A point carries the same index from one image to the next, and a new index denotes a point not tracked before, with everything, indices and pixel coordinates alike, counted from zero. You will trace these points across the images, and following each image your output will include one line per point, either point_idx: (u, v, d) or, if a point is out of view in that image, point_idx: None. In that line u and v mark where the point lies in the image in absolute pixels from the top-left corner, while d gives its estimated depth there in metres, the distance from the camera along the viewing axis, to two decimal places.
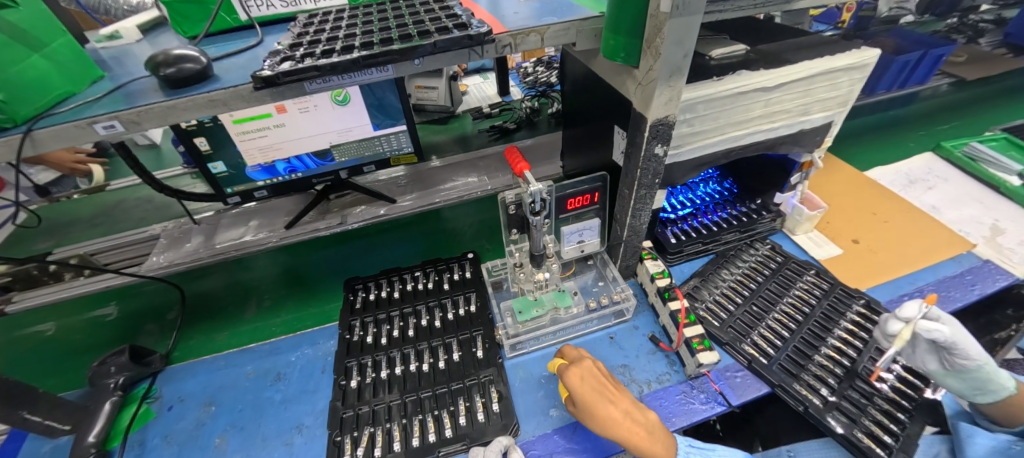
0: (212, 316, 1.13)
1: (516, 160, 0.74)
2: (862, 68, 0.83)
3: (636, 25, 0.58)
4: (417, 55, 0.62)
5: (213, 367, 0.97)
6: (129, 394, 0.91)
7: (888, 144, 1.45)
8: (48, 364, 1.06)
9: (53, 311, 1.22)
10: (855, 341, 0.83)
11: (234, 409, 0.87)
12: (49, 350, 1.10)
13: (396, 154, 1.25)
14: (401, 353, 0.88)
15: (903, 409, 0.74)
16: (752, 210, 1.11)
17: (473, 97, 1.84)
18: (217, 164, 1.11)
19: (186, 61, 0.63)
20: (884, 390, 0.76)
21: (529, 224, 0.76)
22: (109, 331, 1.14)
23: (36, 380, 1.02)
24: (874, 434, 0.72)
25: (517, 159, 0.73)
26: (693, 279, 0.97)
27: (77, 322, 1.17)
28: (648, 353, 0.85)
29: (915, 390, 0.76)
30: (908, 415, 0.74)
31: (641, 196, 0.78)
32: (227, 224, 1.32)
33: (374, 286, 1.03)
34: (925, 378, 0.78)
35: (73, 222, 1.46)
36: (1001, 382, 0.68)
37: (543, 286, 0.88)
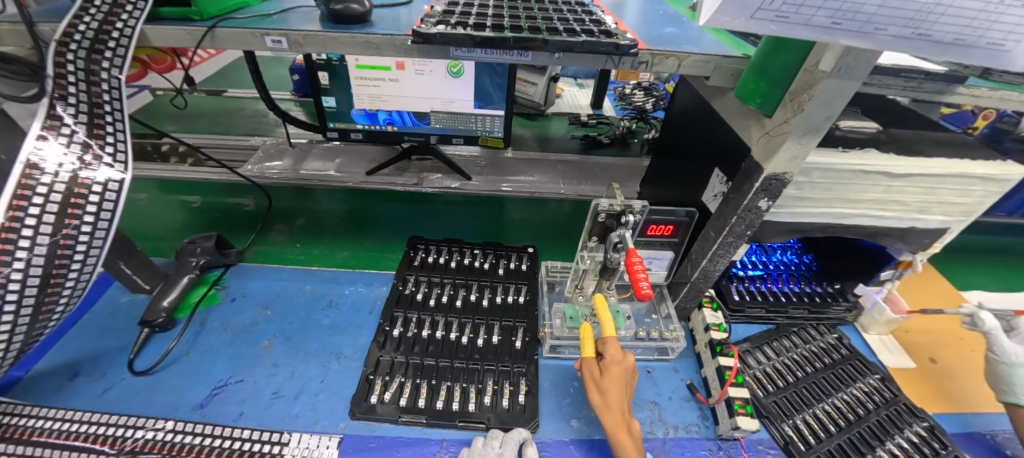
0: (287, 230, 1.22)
1: (638, 279, 0.58)
2: (1004, 182, 0.77)
3: (783, 74, 0.58)
4: (558, 48, 0.63)
5: (276, 276, 1.05)
6: (203, 276, 1.01)
7: (995, 270, 1.33)
8: (160, 229, 1.19)
9: (175, 186, 1.37)
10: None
11: (286, 319, 0.94)
12: (163, 217, 1.23)
13: (486, 134, 1.29)
14: (445, 319, 0.91)
15: None
16: (827, 292, 1.05)
17: (566, 102, 1.87)
18: (329, 99, 1.20)
19: (352, 3, 0.69)
20: None
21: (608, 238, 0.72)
22: (211, 218, 1.26)
23: (148, 239, 1.15)
24: None
25: (642, 268, 0.58)
26: (747, 342, 0.94)
27: (197, 201, 1.31)
28: (682, 400, 0.83)
29: None
30: None
31: (726, 243, 0.76)
32: (317, 155, 1.44)
33: (434, 250, 1.07)
34: None
35: (192, 115, 1.63)
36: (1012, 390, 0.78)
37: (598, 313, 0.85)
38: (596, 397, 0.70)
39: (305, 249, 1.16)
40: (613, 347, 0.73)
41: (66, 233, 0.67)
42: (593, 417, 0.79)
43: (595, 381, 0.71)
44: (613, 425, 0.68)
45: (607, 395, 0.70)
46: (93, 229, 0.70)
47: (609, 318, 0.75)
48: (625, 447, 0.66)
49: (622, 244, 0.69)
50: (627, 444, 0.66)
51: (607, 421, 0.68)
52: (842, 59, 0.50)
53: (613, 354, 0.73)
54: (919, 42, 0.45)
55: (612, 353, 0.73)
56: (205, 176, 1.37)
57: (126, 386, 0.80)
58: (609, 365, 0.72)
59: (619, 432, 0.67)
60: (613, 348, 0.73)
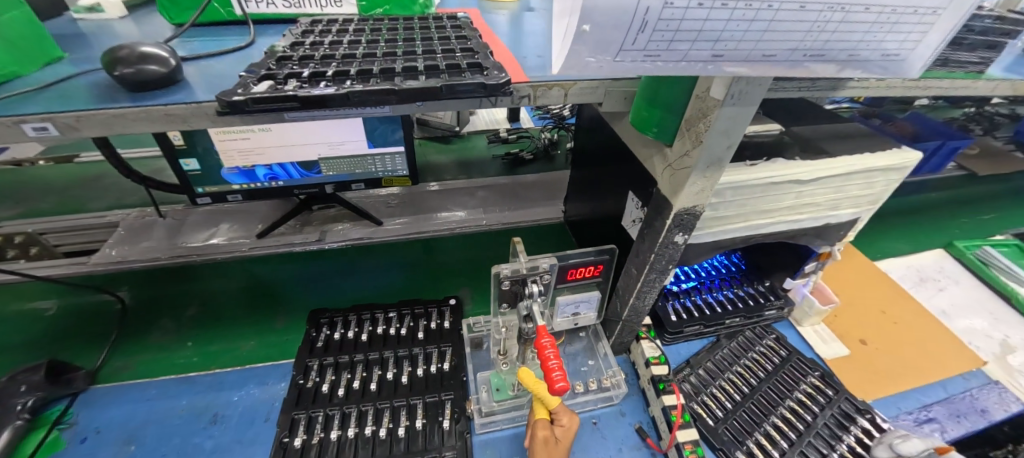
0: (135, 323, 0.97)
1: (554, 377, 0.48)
2: (902, 169, 0.77)
3: (675, 101, 0.51)
4: (420, 97, 0.52)
5: (143, 395, 0.85)
6: (40, 417, 0.79)
7: (899, 232, 1.41)
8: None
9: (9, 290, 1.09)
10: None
11: (156, 452, 0.76)
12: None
13: (389, 174, 1.16)
14: (358, 410, 0.77)
15: None
16: (760, 292, 1.04)
17: (481, 118, 1.77)
18: (189, 161, 1.01)
19: (151, 63, 0.54)
20: None
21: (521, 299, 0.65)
22: (52, 327, 0.99)
23: None
24: None
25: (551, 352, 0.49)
26: (689, 366, 0.89)
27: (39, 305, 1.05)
28: (632, 449, 0.76)
29: None
30: None
31: (650, 279, 0.69)
32: (195, 222, 1.22)
33: (342, 321, 0.93)
34: None
35: (31, 193, 1.34)
36: None
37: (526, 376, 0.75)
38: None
39: (200, 347, 0.95)
40: (563, 413, 0.64)
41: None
42: None
43: (543, 451, 0.62)
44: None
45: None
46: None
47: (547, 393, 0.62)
48: None
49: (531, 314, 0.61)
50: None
51: None
52: (734, 85, 0.43)
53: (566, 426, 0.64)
54: (813, 62, 0.39)
55: (565, 422, 0.64)
56: (41, 270, 1.09)
57: None
58: (563, 436, 0.63)
59: None
60: (564, 417, 0.64)
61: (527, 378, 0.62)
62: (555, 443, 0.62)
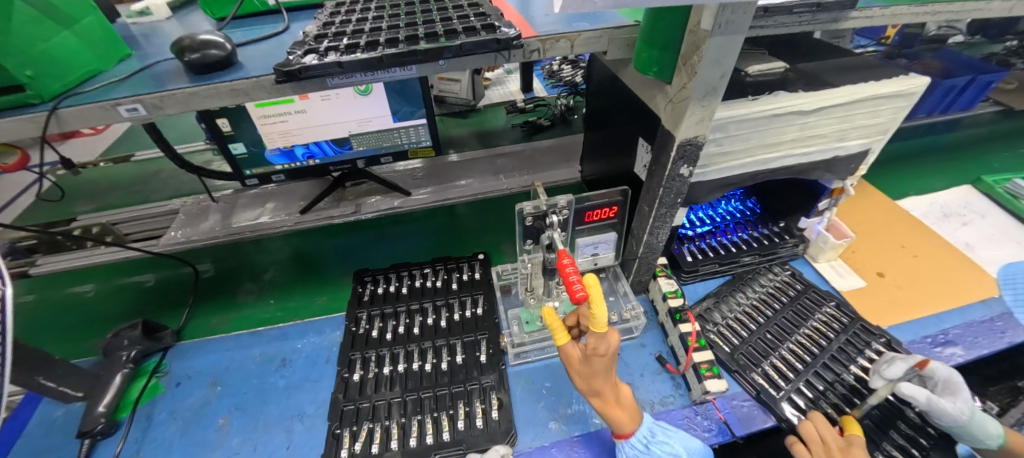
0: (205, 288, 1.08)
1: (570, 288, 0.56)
2: (909, 96, 0.78)
3: (672, 39, 0.56)
4: (442, 56, 0.59)
5: (221, 348, 0.98)
6: (140, 367, 0.93)
7: (925, 171, 1.39)
8: (85, 325, 1.08)
9: (100, 272, 1.25)
10: (912, 451, 0.76)
11: (239, 391, 0.88)
12: (89, 312, 1.12)
13: (414, 147, 1.24)
14: (405, 350, 0.87)
15: None
16: (775, 233, 1.07)
17: (496, 92, 1.82)
18: (237, 145, 1.12)
19: (211, 48, 0.62)
20: (885, 447, 0.77)
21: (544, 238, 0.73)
22: (142, 301, 1.14)
23: (73, 341, 1.04)
24: None
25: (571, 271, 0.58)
26: (705, 301, 0.94)
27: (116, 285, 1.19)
28: (653, 373, 0.84)
29: None
30: None
31: (661, 214, 0.75)
32: (244, 204, 1.33)
33: (383, 279, 1.03)
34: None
35: (101, 190, 1.49)
36: (981, 435, 0.72)
37: (552, 311, 0.85)
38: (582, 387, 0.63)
39: (280, 303, 1.09)
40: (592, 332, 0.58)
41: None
42: (571, 414, 0.78)
43: (576, 372, 0.62)
44: (605, 402, 0.63)
45: (592, 382, 0.62)
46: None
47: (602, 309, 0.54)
48: (621, 422, 0.64)
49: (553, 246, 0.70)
50: (623, 423, 0.64)
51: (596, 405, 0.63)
52: (720, 16, 0.48)
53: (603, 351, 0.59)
54: None
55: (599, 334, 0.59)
56: (121, 253, 1.24)
57: None
58: (594, 364, 0.60)
59: (614, 410, 0.63)
60: (599, 343, 0.59)
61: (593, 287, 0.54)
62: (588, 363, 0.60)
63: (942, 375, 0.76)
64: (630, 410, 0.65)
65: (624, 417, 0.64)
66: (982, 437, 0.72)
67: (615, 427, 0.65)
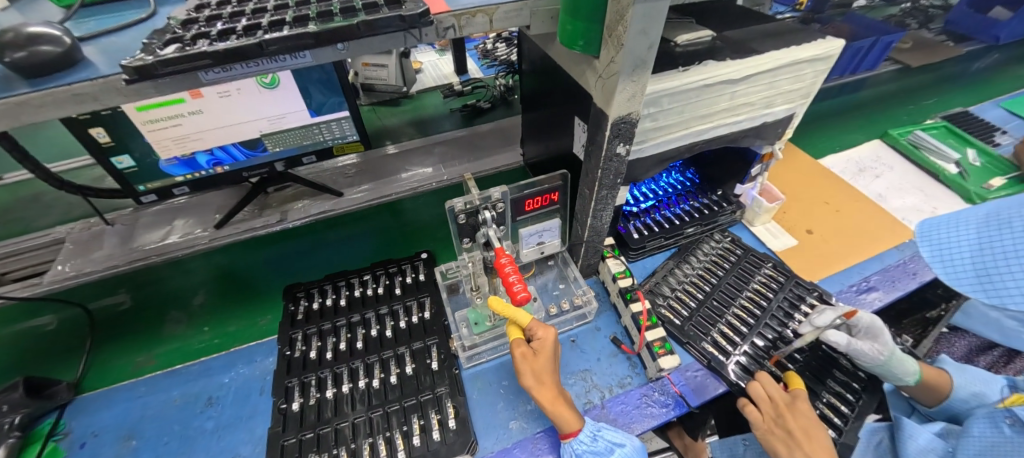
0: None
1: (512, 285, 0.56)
2: (826, 59, 0.80)
3: (595, 9, 0.51)
4: (339, 39, 0.51)
5: (132, 394, 0.86)
6: (32, 433, 0.79)
7: (842, 129, 1.48)
8: None
9: None
10: (847, 396, 0.80)
11: (159, 441, 0.78)
12: None
13: (339, 142, 1.13)
14: (349, 368, 0.80)
15: (840, 415, 0.78)
16: (714, 201, 1.10)
17: (429, 77, 1.71)
18: (122, 158, 0.96)
19: (41, 43, 0.50)
20: (825, 396, 0.80)
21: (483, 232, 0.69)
22: (26, 351, 0.95)
23: None
24: (826, 416, 0.78)
25: (510, 270, 0.55)
26: (654, 277, 0.95)
27: None
28: (609, 356, 0.83)
29: (848, 410, 0.79)
30: (844, 420, 0.77)
31: (603, 196, 0.72)
32: (147, 224, 1.16)
33: (318, 292, 0.94)
34: (850, 403, 0.79)
35: None
36: (900, 371, 0.77)
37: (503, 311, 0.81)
38: (530, 381, 0.64)
39: (217, 330, 0.97)
40: (536, 327, 0.68)
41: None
42: (531, 411, 0.75)
43: (525, 365, 0.65)
44: (550, 402, 0.64)
45: (541, 374, 0.65)
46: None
47: (516, 310, 0.68)
48: (565, 419, 0.64)
49: (490, 243, 0.69)
50: (566, 421, 0.64)
51: (542, 395, 0.64)
52: None
53: (544, 337, 0.68)
54: None
55: (542, 331, 0.68)
56: None
57: None
58: (542, 346, 0.67)
59: (556, 405, 0.64)
60: (540, 331, 0.68)
61: (500, 304, 0.67)
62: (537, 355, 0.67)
63: (864, 322, 0.79)
64: (570, 407, 0.66)
65: (567, 414, 0.64)
66: (900, 374, 0.77)
67: (561, 427, 0.64)
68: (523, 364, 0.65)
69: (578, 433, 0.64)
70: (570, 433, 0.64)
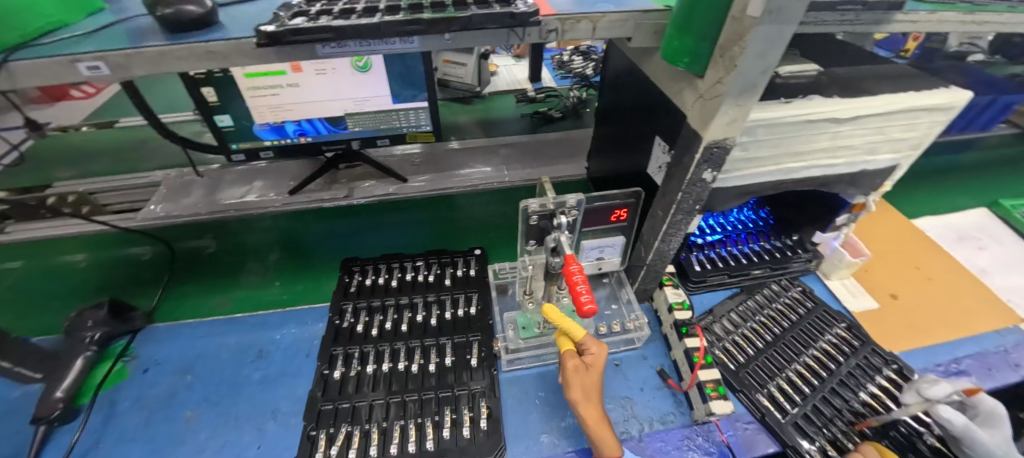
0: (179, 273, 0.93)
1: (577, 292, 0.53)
2: (948, 111, 0.73)
3: (710, 26, 0.49)
4: (449, 29, 0.52)
5: (195, 333, 0.92)
6: (107, 350, 0.87)
7: (941, 191, 1.34)
8: (47, 300, 0.99)
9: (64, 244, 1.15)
10: None
11: (211, 382, 0.83)
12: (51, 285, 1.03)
13: (413, 130, 1.17)
14: (391, 348, 0.82)
15: None
16: (787, 246, 1.02)
17: (503, 80, 1.74)
18: (223, 118, 1.04)
19: (187, 3, 0.55)
20: None
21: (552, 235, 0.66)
22: (114, 276, 1.05)
23: (32, 316, 0.96)
24: None
25: (579, 276, 0.53)
26: (712, 315, 0.89)
27: (85, 258, 1.09)
28: (654, 388, 0.79)
29: None
30: None
31: (676, 221, 0.69)
32: (231, 181, 1.25)
33: (372, 270, 0.97)
34: None
35: (79, 156, 1.41)
36: None
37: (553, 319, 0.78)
38: (576, 395, 0.64)
39: (287, 285, 1.02)
40: (591, 343, 0.66)
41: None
42: (565, 428, 0.73)
43: (575, 378, 0.64)
44: (593, 421, 0.63)
45: (588, 390, 0.64)
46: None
47: (570, 321, 0.66)
48: (605, 442, 0.61)
49: (559, 249, 0.66)
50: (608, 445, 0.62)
51: (586, 412, 0.63)
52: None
53: (596, 354, 0.65)
54: None
55: (594, 348, 0.65)
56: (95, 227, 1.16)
57: None
58: (593, 362, 0.64)
59: (598, 426, 0.62)
60: (593, 347, 0.65)
61: (554, 312, 0.66)
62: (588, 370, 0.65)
63: (985, 404, 0.63)
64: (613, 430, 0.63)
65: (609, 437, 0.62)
66: None
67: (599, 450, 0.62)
68: (571, 377, 0.64)
69: None
70: None
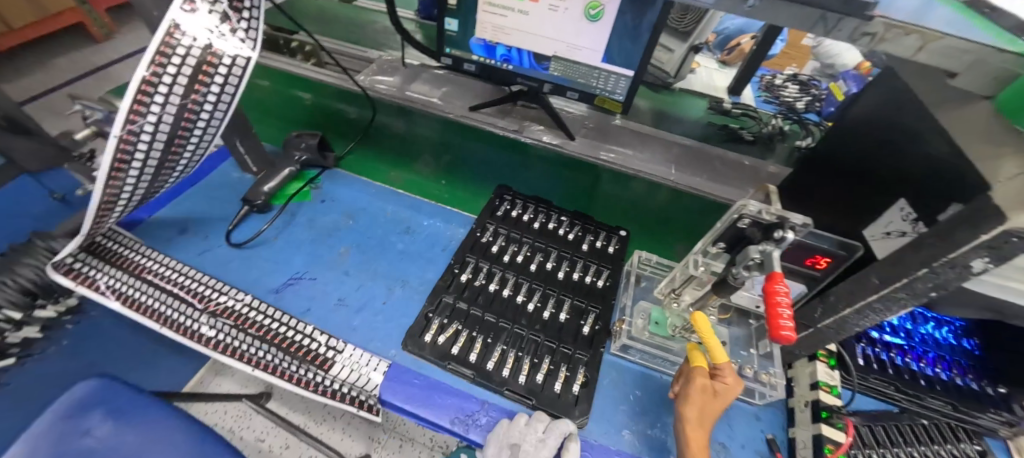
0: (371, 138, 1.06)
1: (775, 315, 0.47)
2: None
3: None
4: None
5: (364, 191, 1.06)
6: (302, 172, 1.04)
7: None
8: None
9: None
10: None
11: (364, 234, 0.95)
12: None
13: (604, 94, 1.14)
14: (515, 279, 0.84)
15: None
16: (989, 396, 0.81)
17: (700, 81, 1.58)
18: (452, 21, 1.13)
19: None
20: None
21: (749, 247, 0.54)
22: None
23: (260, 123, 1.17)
24: None
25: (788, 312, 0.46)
26: (858, 417, 0.76)
27: None
28: (756, 453, 0.73)
29: None
30: None
31: (884, 297, 0.60)
32: (427, 79, 1.37)
33: (520, 205, 1.00)
34: None
35: (323, 16, 1.65)
36: None
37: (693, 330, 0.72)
38: (690, 413, 0.60)
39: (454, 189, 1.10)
40: (729, 373, 0.61)
41: (188, 110, 0.66)
42: (650, 436, 0.70)
43: (697, 397, 0.61)
44: (695, 445, 0.59)
45: (704, 415, 0.60)
46: (214, 108, 0.70)
47: (717, 341, 0.61)
48: None
49: (755, 265, 0.54)
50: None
51: (692, 434, 0.60)
52: None
53: (729, 386, 0.61)
54: None
55: (730, 380, 0.61)
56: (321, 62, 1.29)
57: (222, 254, 0.87)
58: (722, 393, 0.60)
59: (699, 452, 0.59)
60: (728, 378, 0.61)
61: (706, 325, 0.61)
62: (713, 396, 0.60)
63: None
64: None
65: None
66: None
67: None
68: (693, 394, 0.61)
69: None
70: None
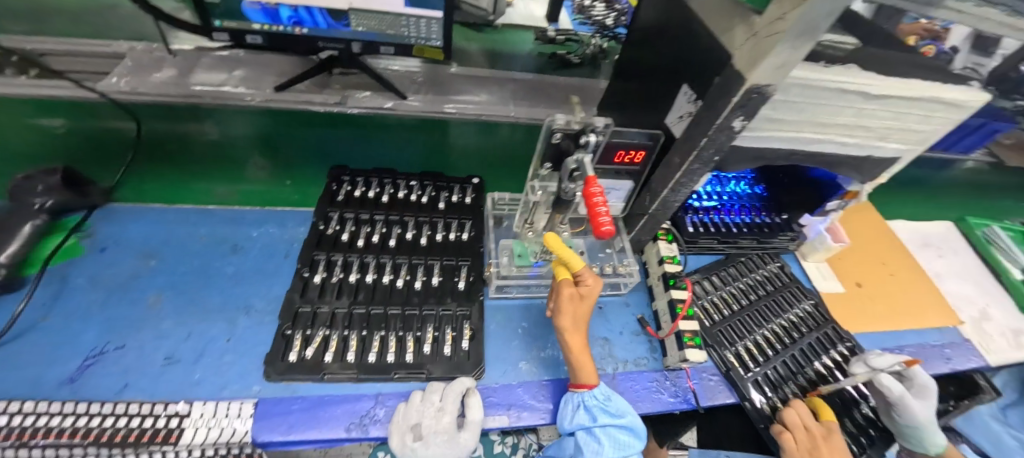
0: (159, 150, 0.84)
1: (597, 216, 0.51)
2: (963, 108, 0.73)
3: None
4: None
5: (161, 220, 0.86)
6: (57, 223, 0.79)
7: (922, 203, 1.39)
8: None
9: None
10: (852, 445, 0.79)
11: (178, 270, 0.78)
12: None
13: (421, 43, 0.84)
14: (375, 261, 0.79)
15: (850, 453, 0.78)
16: (774, 223, 1.04)
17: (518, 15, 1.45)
18: None
19: None
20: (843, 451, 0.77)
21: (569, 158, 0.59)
22: None
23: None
24: None
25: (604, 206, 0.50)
26: (699, 273, 0.92)
27: None
28: (632, 334, 0.82)
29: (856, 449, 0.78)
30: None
31: (688, 171, 0.69)
32: None
33: (362, 182, 0.92)
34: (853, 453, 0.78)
35: None
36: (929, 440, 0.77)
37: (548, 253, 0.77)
38: (566, 322, 0.64)
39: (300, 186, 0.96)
40: (588, 275, 0.66)
41: None
42: (544, 359, 0.74)
43: (568, 306, 0.65)
44: (575, 348, 0.65)
45: (577, 319, 0.65)
46: None
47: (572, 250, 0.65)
48: (582, 369, 0.64)
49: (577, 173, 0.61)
50: (585, 371, 0.64)
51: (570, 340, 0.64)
52: None
53: (591, 286, 0.65)
54: None
55: (591, 280, 0.66)
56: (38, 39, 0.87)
57: None
58: (588, 294, 0.65)
59: (578, 353, 0.64)
60: (589, 279, 0.66)
61: (557, 240, 0.64)
62: (580, 300, 0.65)
63: (918, 379, 0.78)
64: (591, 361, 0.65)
65: (585, 365, 0.64)
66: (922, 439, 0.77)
67: (576, 376, 0.64)
68: (563, 304, 0.64)
69: (592, 387, 0.64)
70: (584, 384, 0.63)
